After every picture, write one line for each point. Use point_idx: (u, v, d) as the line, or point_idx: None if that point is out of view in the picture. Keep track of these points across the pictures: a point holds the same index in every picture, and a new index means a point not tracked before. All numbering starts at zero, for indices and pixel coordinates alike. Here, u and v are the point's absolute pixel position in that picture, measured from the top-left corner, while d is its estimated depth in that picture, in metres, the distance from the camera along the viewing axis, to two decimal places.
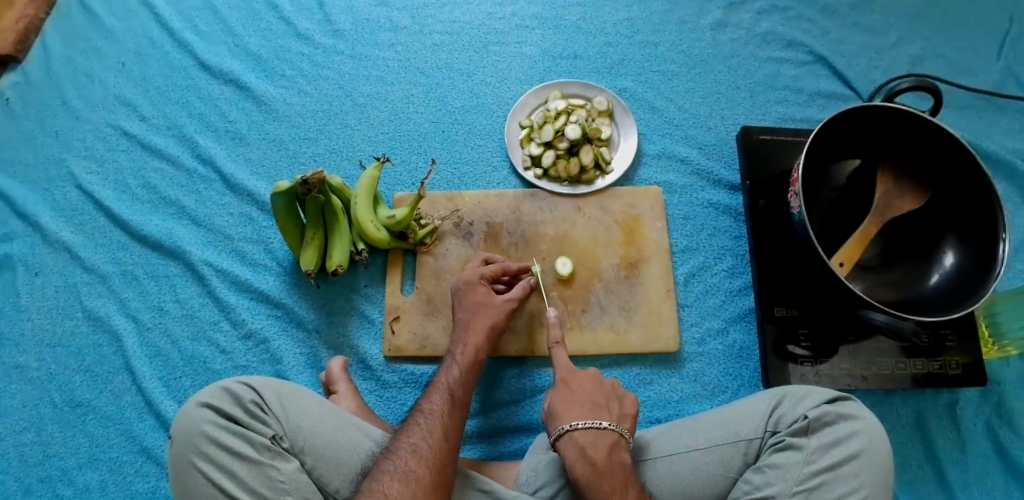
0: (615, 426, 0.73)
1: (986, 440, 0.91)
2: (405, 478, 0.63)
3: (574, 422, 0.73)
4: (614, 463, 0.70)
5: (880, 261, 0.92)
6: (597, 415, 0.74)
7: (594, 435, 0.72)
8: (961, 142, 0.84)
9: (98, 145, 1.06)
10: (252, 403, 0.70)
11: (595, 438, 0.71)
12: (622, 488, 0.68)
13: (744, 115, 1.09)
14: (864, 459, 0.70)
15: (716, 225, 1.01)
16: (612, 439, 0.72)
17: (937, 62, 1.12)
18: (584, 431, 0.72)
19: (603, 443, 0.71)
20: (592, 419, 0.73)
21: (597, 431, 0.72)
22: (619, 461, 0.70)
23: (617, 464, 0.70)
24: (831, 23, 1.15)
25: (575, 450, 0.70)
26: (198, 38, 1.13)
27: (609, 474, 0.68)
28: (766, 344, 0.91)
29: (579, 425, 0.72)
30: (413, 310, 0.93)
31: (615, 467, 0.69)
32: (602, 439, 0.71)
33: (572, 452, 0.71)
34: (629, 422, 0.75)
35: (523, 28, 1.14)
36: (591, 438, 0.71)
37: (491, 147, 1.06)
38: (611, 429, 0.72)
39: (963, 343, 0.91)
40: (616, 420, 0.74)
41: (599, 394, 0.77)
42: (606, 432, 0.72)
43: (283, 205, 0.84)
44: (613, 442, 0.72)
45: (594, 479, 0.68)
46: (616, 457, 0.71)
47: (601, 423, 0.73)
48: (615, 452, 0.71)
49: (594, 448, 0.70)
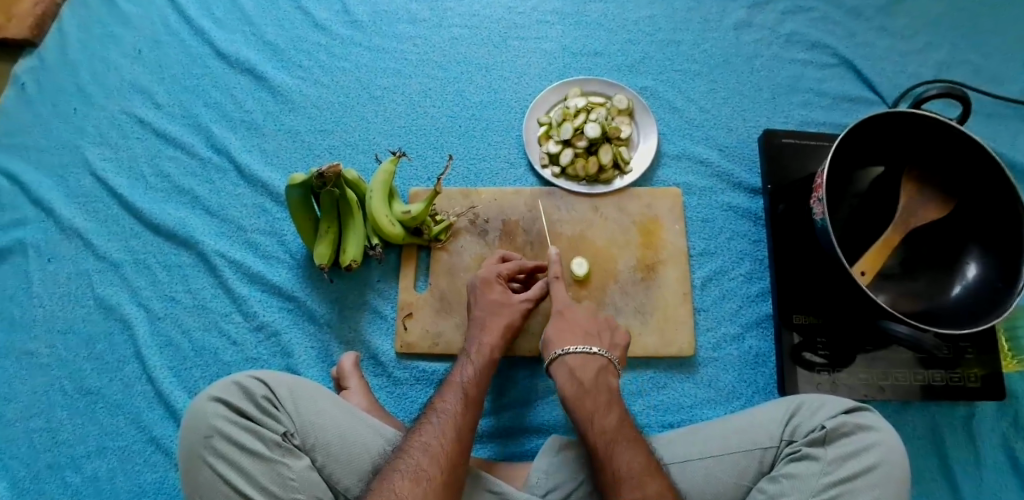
0: (605, 352, 0.78)
1: (1002, 454, 0.90)
2: (416, 478, 0.63)
3: (566, 347, 0.78)
4: (600, 384, 0.74)
5: (901, 270, 0.90)
6: (588, 340, 0.79)
7: (585, 359, 0.77)
8: (989, 151, 0.82)
9: (113, 132, 1.05)
10: (264, 399, 0.69)
11: (584, 361, 0.76)
12: (606, 405, 0.72)
13: (766, 118, 1.07)
14: (884, 472, 0.69)
15: (735, 228, 1.00)
16: (600, 363, 0.76)
17: (965, 69, 1.10)
18: (576, 355, 0.77)
19: (592, 366, 0.76)
20: (584, 344, 0.78)
21: (588, 356, 0.77)
22: (606, 384, 0.75)
23: (603, 385, 0.74)
24: (857, 25, 1.13)
25: (565, 371, 0.76)
26: (216, 26, 1.12)
27: (594, 393, 0.73)
28: (783, 351, 0.90)
29: (570, 351, 0.77)
30: (426, 307, 0.93)
31: (601, 388, 0.74)
32: (591, 362, 0.76)
33: (563, 373, 0.76)
34: (620, 353, 0.80)
35: (543, 24, 1.12)
36: (581, 362, 0.76)
37: (509, 144, 1.04)
38: (601, 354, 0.77)
39: (982, 356, 0.90)
40: (607, 347, 0.79)
41: (592, 324, 0.81)
42: (597, 357, 0.77)
43: (298, 198, 0.83)
44: (603, 367, 0.76)
45: (580, 395, 0.73)
46: (604, 379, 0.75)
47: (591, 348, 0.77)
48: (603, 375, 0.76)
49: (583, 369, 0.76)
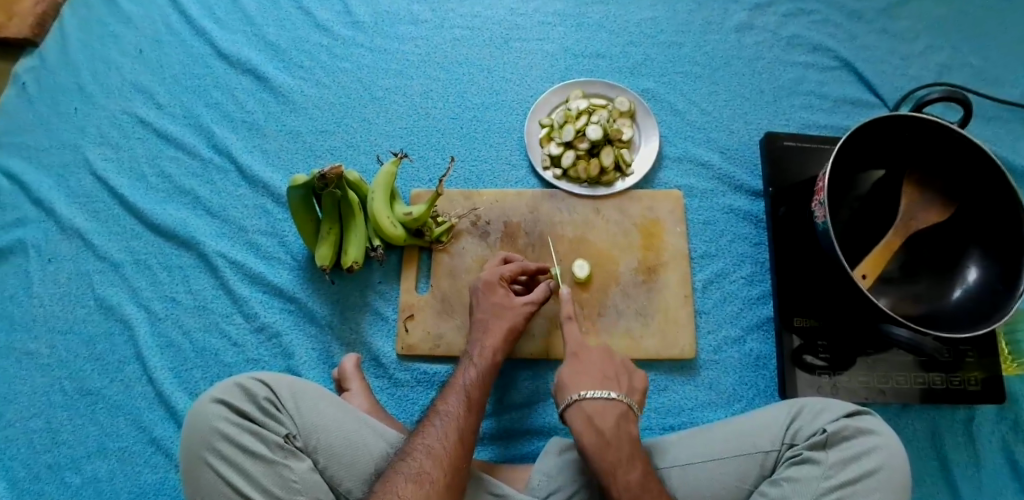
0: (624, 398, 0.73)
1: (1001, 457, 0.90)
2: (418, 480, 0.63)
3: (584, 392, 0.72)
4: (621, 435, 0.70)
5: (902, 274, 0.90)
6: (607, 385, 0.74)
7: (604, 406, 0.71)
8: (990, 155, 0.82)
9: (113, 132, 1.05)
10: (266, 400, 0.69)
11: (604, 409, 0.71)
12: (628, 459, 0.68)
13: (767, 120, 1.07)
14: (885, 475, 0.69)
15: (736, 231, 1.00)
16: (620, 410, 0.72)
17: (965, 72, 1.10)
18: (594, 401, 0.72)
19: (612, 413, 0.71)
20: (602, 389, 0.73)
21: (606, 402, 0.72)
22: (627, 434, 0.70)
23: (624, 436, 0.70)
24: (858, 28, 1.13)
25: (583, 419, 0.71)
26: (217, 26, 1.12)
27: (616, 445, 0.69)
28: (784, 353, 0.90)
29: (589, 397, 0.72)
30: (427, 309, 0.93)
31: (623, 438, 0.70)
32: (611, 409, 0.71)
33: (581, 422, 0.71)
34: (638, 395, 0.76)
35: (545, 25, 1.12)
36: (601, 409, 0.71)
37: (510, 146, 1.04)
38: (621, 401, 0.72)
39: (982, 359, 0.90)
40: (626, 391, 0.74)
41: (609, 367, 0.76)
42: (616, 404, 0.72)
43: (299, 199, 0.83)
44: (623, 414, 0.72)
45: (601, 448, 0.68)
46: (624, 429, 0.71)
47: (611, 394, 0.72)
48: (623, 424, 0.71)
49: (603, 418, 0.71)
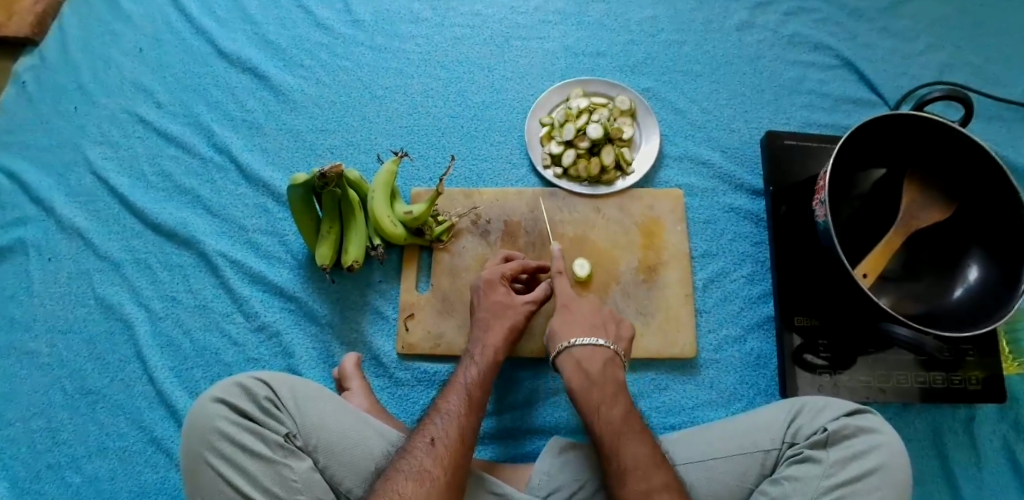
0: (611, 345, 0.77)
1: (1002, 456, 0.90)
2: (420, 478, 0.63)
3: (572, 339, 0.76)
4: (607, 377, 0.73)
5: (903, 273, 0.90)
6: (595, 333, 0.78)
7: (591, 351, 0.75)
8: (992, 155, 0.82)
9: (114, 131, 1.05)
10: (266, 400, 0.69)
11: (591, 354, 0.75)
12: (612, 397, 0.71)
13: (768, 119, 1.07)
14: (885, 474, 0.69)
15: (737, 230, 1.00)
16: (606, 356, 0.75)
17: (967, 71, 1.10)
18: (582, 347, 0.76)
19: (599, 357, 0.75)
20: (590, 336, 0.77)
21: (594, 348, 0.76)
22: (612, 377, 0.74)
23: (610, 378, 0.74)
24: (859, 26, 1.13)
25: (572, 362, 0.75)
26: (217, 25, 1.11)
27: (600, 385, 0.72)
28: (784, 353, 0.90)
29: (578, 343, 0.76)
30: (427, 308, 0.93)
31: (608, 380, 0.73)
32: (598, 354, 0.75)
33: (569, 365, 0.75)
34: (625, 345, 0.79)
35: (546, 23, 1.12)
36: (588, 354, 0.75)
37: (510, 145, 1.04)
38: (607, 347, 0.76)
39: (983, 358, 0.90)
40: (613, 340, 0.78)
41: (597, 317, 0.80)
42: (602, 349, 0.76)
43: (299, 198, 0.83)
44: (610, 360, 0.75)
45: (586, 387, 0.72)
46: (611, 372, 0.74)
47: (598, 341, 0.76)
48: (609, 368, 0.74)
49: (590, 361, 0.74)
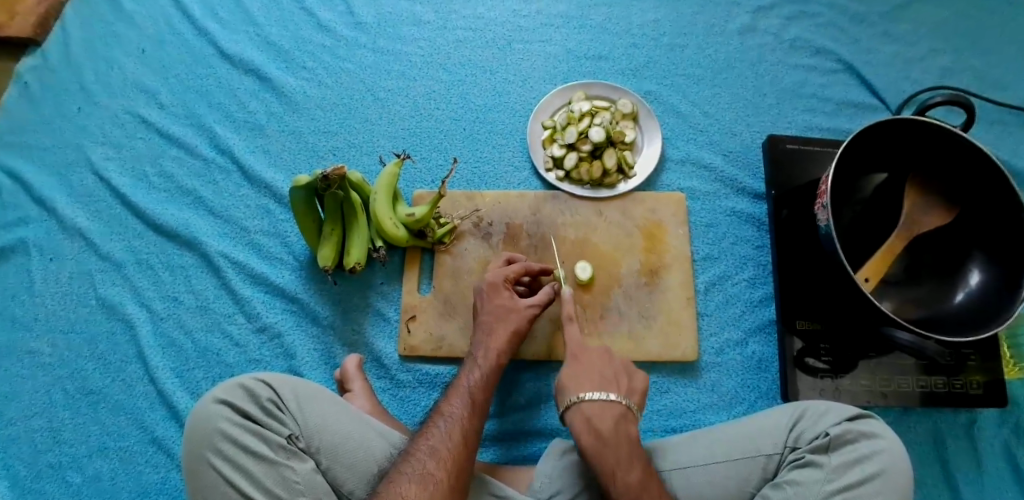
0: (623, 399, 0.72)
1: (1003, 461, 0.90)
2: (423, 480, 0.62)
3: (582, 394, 0.72)
4: (619, 434, 0.69)
5: (905, 277, 0.90)
6: (606, 386, 0.73)
7: (602, 407, 0.71)
8: (993, 160, 0.82)
9: (116, 131, 1.05)
10: (269, 401, 0.69)
11: (603, 410, 0.71)
12: (627, 459, 0.67)
13: (770, 123, 1.07)
14: (888, 479, 0.69)
15: (739, 233, 1.00)
16: (619, 411, 0.71)
17: (967, 75, 1.10)
18: (593, 403, 0.71)
19: (611, 414, 0.70)
20: (601, 391, 0.72)
21: (605, 403, 0.71)
22: (625, 433, 0.70)
23: (624, 436, 0.69)
24: (861, 31, 1.13)
25: (582, 420, 0.70)
26: (219, 27, 1.12)
27: (614, 445, 0.68)
28: (786, 356, 0.90)
29: (588, 399, 0.71)
30: (429, 310, 0.93)
31: (622, 439, 0.69)
32: (609, 410, 0.70)
33: (580, 424, 0.70)
34: (637, 396, 0.75)
35: (548, 27, 1.13)
36: (600, 410, 0.71)
37: (512, 147, 1.04)
38: (619, 402, 0.71)
39: (984, 363, 0.90)
40: (625, 393, 0.74)
41: (608, 368, 0.76)
42: (614, 405, 0.71)
43: (302, 200, 0.83)
44: (622, 415, 0.71)
45: (599, 449, 0.68)
46: (624, 429, 0.70)
47: (609, 395, 0.72)
48: (622, 424, 0.70)
49: (602, 420, 0.70)
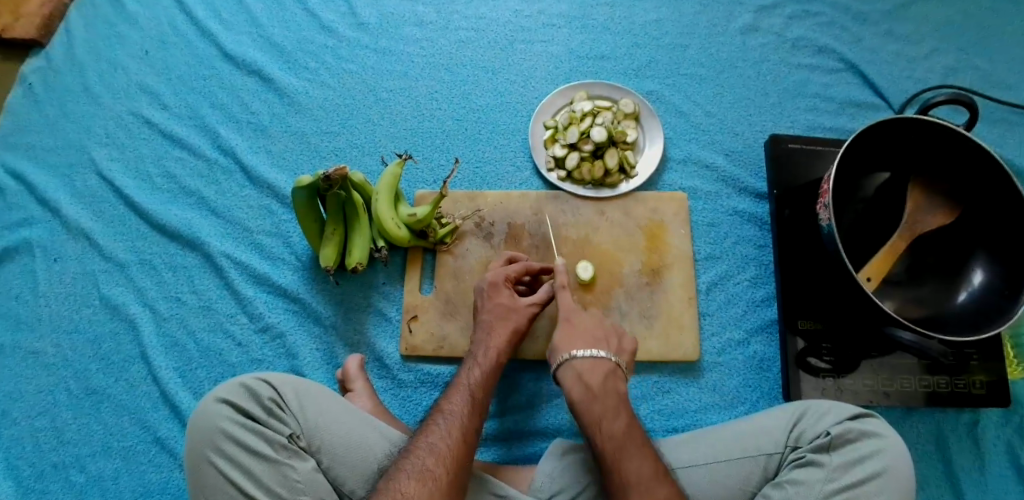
0: (613, 356, 0.75)
1: (1006, 461, 0.90)
2: (422, 477, 0.63)
3: (573, 351, 0.74)
4: (608, 390, 0.72)
5: (908, 277, 0.90)
6: (597, 344, 0.75)
7: (592, 363, 0.73)
8: (995, 158, 0.82)
9: (119, 132, 1.06)
10: (271, 401, 0.69)
11: (593, 366, 0.73)
12: (614, 410, 0.70)
13: (772, 122, 1.07)
14: (889, 478, 0.69)
15: (741, 233, 1.00)
16: (608, 368, 0.73)
17: (971, 74, 1.10)
18: (584, 359, 0.74)
19: (600, 370, 0.73)
20: (592, 348, 0.75)
21: (595, 359, 0.74)
22: (614, 389, 0.72)
23: (612, 391, 0.72)
24: (864, 30, 1.13)
25: (573, 376, 0.73)
26: (222, 28, 1.12)
27: (602, 398, 0.71)
28: (788, 357, 0.90)
29: (579, 355, 0.74)
30: (431, 310, 0.93)
31: (610, 393, 0.72)
32: (599, 366, 0.73)
33: (571, 378, 0.73)
34: (628, 356, 0.77)
35: (550, 26, 1.13)
36: (590, 366, 0.73)
37: (514, 147, 1.04)
38: (609, 359, 0.74)
39: (987, 363, 0.89)
40: (615, 351, 0.76)
41: (598, 329, 0.78)
42: (604, 361, 0.74)
43: (304, 200, 0.83)
44: (612, 371, 0.74)
45: (587, 401, 0.71)
46: (612, 384, 0.73)
47: (599, 353, 0.74)
48: (611, 380, 0.73)
49: (591, 374, 0.73)
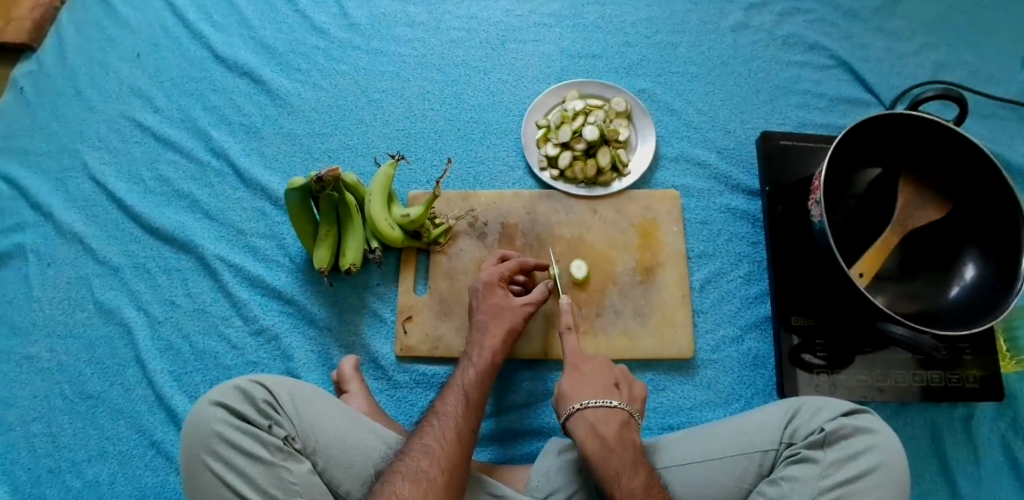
0: (626, 406, 0.74)
1: (1000, 454, 0.90)
2: (417, 478, 0.63)
3: (584, 401, 0.73)
4: (624, 441, 0.70)
5: (900, 272, 0.90)
6: (607, 394, 0.75)
7: (604, 413, 0.72)
8: (985, 151, 0.83)
9: (112, 136, 1.05)
10: (265, 403, 0.69)
11: (606, 416, 0.72)
12: (631, 465, 0.68)
13: (763, 119, 1.08)
14: (882, 474, 0.69)
15: (733, 230, 1.00)
16: (622, 418, 0.72)
17: (961, 69, 1.10)
18: (595, 409, 0.73)
19: (614, 421, 0.72)
20: (603, 398, 0.74)
21: (608, 410, 0.72)
22: (629, 440, 0.71)
23: (628, 442, 0.71)
24: (854, 26, 1.14)
25: (586, 426, 0.71)
26: (214, 30, 1.12)
27: (618, 451, 0.69)
28: (781, 352, 0.90)
29: (590, 405, 0.73)
30: (426, 310, 0.93)
31: (626, 445, 0.70)
32: (613, 417, 0.72)
33: (583, 429, 0.71)
34: (638, 404, 0.76)
35: (541, 26, 1.13)
36: (603, 416, 0.72)
37: (507, 147, 1.04)
38: (621, 408, 0.73)
39: (980, 357, 0.90)
40: (627, 401, 0.75)
41: (608, 377, 0.77)
42: (616, 411, 0.73)
43: (297, 202, 0.83)
44: (625, 421, 0.72)
45: (604, 455, 0.69)
46: (627, 435, 0.71)
47: (611, 402, 0.73)
48: (625, 431, 0.72)
49: (605, 425, 0.71)
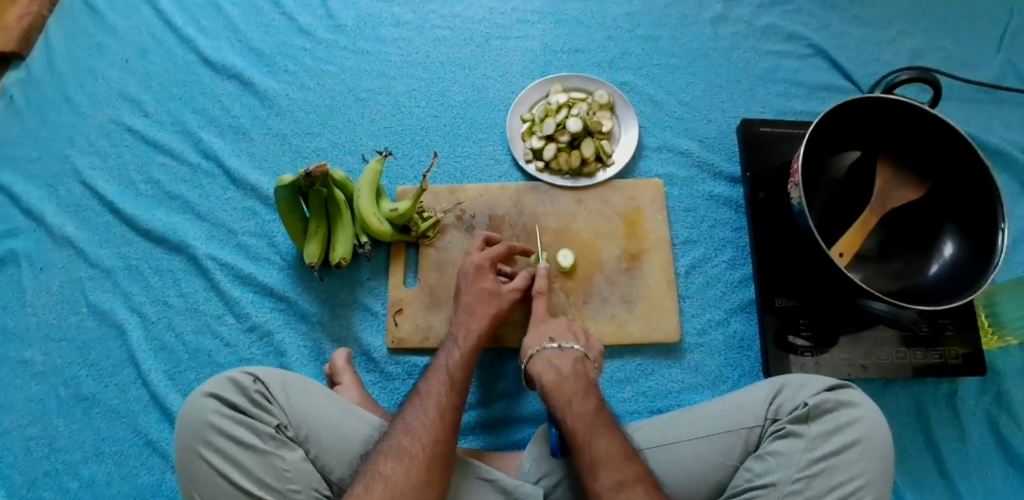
0: (582, 348, 0.79)
1: (986, 429, 0.92)
2: (399, 455, 0.65)
3: (543, 344, 0.79)
4: (578, 374, 0.75)
5: (880, 252, 0.92)
6: (566, 339, 0.80)
7: (561, 351, 0.78)
8: (959, 131, 0.85)
9: (102, 141, 1.07)
10: (256, 393, 0.70)
11: (563, 355, 0.78)
12: (584, 392, 0.72)
13: (744, 108, 1.10)
14: (865, 446, 0.71)
15: (717, 217, 1.02)
16: (577, 356, 0.78)
17: (937, 55, 1.13)
18: (552, 350, 0.78)
19: (569, 358, 0.77)
20: (561, 342, 0.80)
21: (564, 349, 0.78)
22: (583, 373, 0.76)
23: (582, 375, 0.75)
24: (831, 16, 1.16)
25: (543, 361, 0.77)
26: (201, 34, 1.13)
27: (572, 380, 0.74)
28: (766, 334, 0.92)
29: (548, 347, 0.79)
30: (415, 302, 0.94)
31: (580, 376, 0.75)
32: (569, 355, 0.77)
33: (541, 365, 0.77)
34: (596, 352, 0.82)
35: (524, 22, 1.15)
36: (559, 356, 0.77)
37: (493, 141, 1.06)
38: (578, 349, 0.79)
39: (962, 333, 0.91)
40: (584, 345, 0.81)
41: (568, 329, 0.83)
42: (573, 350, 0.79)
43: (286, 199, 0.84)
44: (580, 359, 0.78)
45: (558, 383, 0.74)
46: (581, 369, 0.76)
47: (568, 344, 0.79)
48: (580, 365, 0.77)
49: (562, 360, 0.77)
